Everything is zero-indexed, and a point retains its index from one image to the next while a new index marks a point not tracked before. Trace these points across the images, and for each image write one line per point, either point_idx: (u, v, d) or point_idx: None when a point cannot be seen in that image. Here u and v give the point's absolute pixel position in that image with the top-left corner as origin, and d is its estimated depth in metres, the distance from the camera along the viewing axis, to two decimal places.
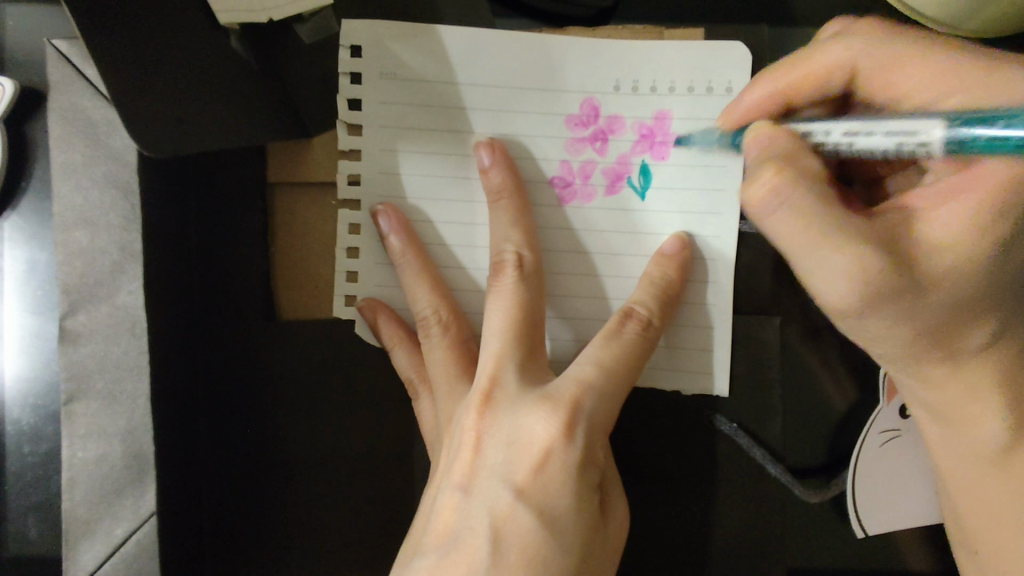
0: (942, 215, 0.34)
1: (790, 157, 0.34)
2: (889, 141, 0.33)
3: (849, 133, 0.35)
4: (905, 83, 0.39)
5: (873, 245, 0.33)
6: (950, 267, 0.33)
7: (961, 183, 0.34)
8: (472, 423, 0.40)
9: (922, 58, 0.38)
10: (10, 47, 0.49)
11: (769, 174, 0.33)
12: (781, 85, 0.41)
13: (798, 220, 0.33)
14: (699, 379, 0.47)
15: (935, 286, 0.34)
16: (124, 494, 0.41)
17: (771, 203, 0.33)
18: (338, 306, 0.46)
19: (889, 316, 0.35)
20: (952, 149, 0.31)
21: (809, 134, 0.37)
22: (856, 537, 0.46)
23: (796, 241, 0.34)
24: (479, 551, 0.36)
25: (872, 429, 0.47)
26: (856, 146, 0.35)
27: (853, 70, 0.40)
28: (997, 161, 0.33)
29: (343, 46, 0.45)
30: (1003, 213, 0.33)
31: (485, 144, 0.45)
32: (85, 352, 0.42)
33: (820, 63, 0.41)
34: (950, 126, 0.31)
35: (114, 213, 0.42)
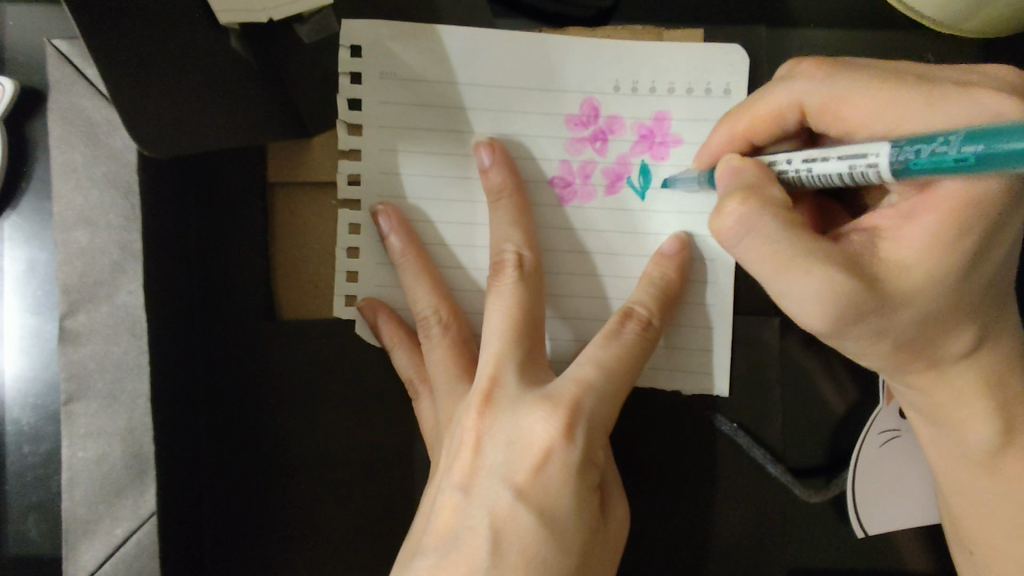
0: (906, 235, 0.33)
1: (753, 189, 0.36)
2: (841, 164, 0.33)
3: (807, 158, 0.35)
4: (850, 118, 0.36)
5: (837, 270, 0.33)
6: (917, 283, 0.33)
7: (922, 203, 0.33)
8: (473, 422, 0.40)
9: (860, 92, 0.35)
10: (10, 47, 0.49)
11: (734, 204, 0.35)
12: (736, 131, 0.41)
13: (763, 251, 0.34)
14: (699, 378, 0.47)
15: (905, 303, 0.33)
16: (123, 494, 0.42)
17: (738, 231, 0.35)
18: (338, 306, 0.46)
19: (862, 334, 0.35)
20: (900, 168, 0.30)
21: (773, 163, 0.37)
22: (856, 536, 0.46)
23: (764, 265, 0.35)
24: (480, 552, 0.36)
25: (872, 429, 0.47)
26: (813, 169, 0.35)
27: (803, 108, 0.38)
28: (955, 181, 0.32)
29: (343, 46, 0.45)
30: (967, 231, 0.32)
31: (485, 144, 0.45)
32: (85, 352, 0.42)
33: (768, 106, 0.39)
34: (895, 148, 0.30)
35: (114, 213, 0.42)
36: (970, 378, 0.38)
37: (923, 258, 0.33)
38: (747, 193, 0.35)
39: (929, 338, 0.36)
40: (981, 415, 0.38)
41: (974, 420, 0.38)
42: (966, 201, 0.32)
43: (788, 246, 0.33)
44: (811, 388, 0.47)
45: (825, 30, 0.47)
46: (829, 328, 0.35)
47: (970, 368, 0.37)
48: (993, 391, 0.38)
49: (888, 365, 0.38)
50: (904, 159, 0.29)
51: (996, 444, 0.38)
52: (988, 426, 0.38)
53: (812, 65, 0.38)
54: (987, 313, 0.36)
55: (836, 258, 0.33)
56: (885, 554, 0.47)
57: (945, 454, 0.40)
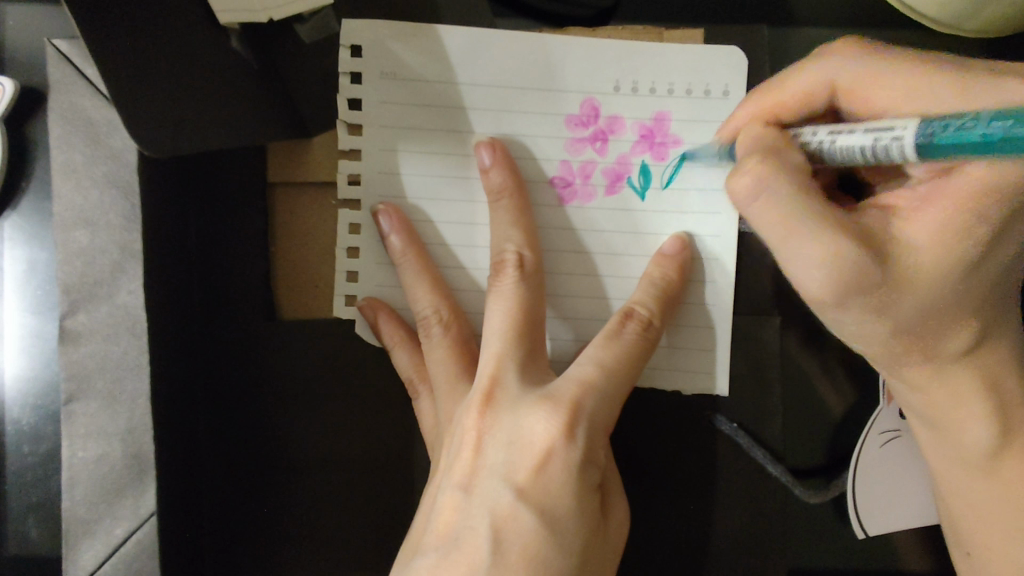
0: (922, 217, 0.33)
1: (772, 150, 0.34)
2: (867, 137, 0.32)
3: (833, 131, 0.34)
4: (881, 102, 0.36)
5: (851, 241, 0.32)
6: (927, 266, 0.33)
7: (942, 186, 0.33)
8: (473, 422, 0.40)
9: (898, 74, 0.35)
10: (10, 47, 0.49)
11: (750, 164, 0.33)
12: (761, 106, 0.40)
13: (776, 212, 0.33)
14: (700, 379, 0.47)
15: (912, 286, 0.33)
16: (124, 494, 0.41)
17: (753, 191, 0.33)
18: (338, 306, 0.46)
19: (864, 312, 0.34)
20: (926, 145, 0.29)
21: (799, 135, 0.36)
22: (856, 537, 0.46)
23: (775, 231, 0.33)
24: (480, 551, 0.36)
25: (871, 431, 0.46)
26: (837, 142, 0.34)
27: (833, 91, 0.38)
28: (978, 165, 0.32)
29: (343, 46, 0.45)
30: (984, 217, 0.32)
31: (485, 143, 0.45)
32: (85, 351, 0.42)
33: (796, 85, 0.38)
34: (925, 123, 0.29)
35: (114, 213, 0.42)
36: (971, 378, 0.37)
37: (936, 243, 0.33)
38: (767, 154, 0.34)
39: (930, 328, 0.36)
40: (982, 415, 0.38)
41: (975, 420, 0.38)
42: (987, 184, 0.32)
43: (805, 207, 0.32)
44: (811, 389, 0.47)
45: (826, 30, 0.47)
46: (830, 302, 0.34)
47: (971, 368, 0.37)
48: (995, 391, 0.38)
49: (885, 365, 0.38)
50: (931, 134, 0.29)
51: (996, 445, 0.38)
52: (989, 426, 0.38)
53: (848, 46, 0.38)
54: (988, 313, 0.36)
55: (853, 233, 0.32)
56: (885, 554, 0.47)
57: (944, 454, 0.40)
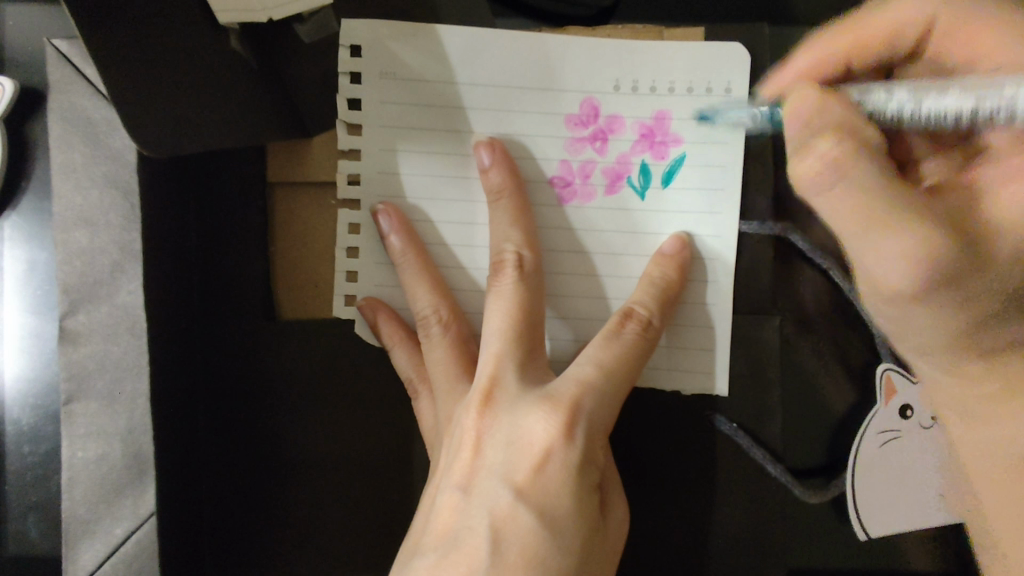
0: (1011, 190, 0.32)
1: (849, 124, 0.32)
2: (961, 99, 0.31)
3: (891, 98, 0.30)
4: (876, 52, 0.38)
5: (944, 233, 0.30)
6: (1015, 248, 0.31)
7: None
8: (472, 422, 0.40)
9: (887, 27, 0.38)
10: (10, 47, 0.49)
11: (825, 141, 0.31)
12: (814, 55, 0.39)
13: (850, 205, 0.31)
14: (699, 379, 0.47)
15: (994, 272, 0.31)
16: (124, 494, 0.42)
17: (828, 178, 0.31)
18: (338, 306, 0.46)
19: (953, 307, 0.33)
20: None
21: (866, 96, 0.34)
22: (857, 537, 0.46)
23: (850, 223, 0.32)
24: (480, 551, 0.36)
25: (869, 431, 0.46)
26: (925, 103, 0.33)
27: (841, 52, 0.39)
28: None
29: (343, 46, 0.45)
30: None
31: (485, 143, 0.45)
32: (85, 351, 0.42)
33: (869, 23, 0.39)
34: None
35: (113, 213, 0.42)
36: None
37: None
38: (843, 129, 0.31)
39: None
40: None
41: None
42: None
43: (890, 201, 0.31)
44: (812, 388, 0.47)
45: None
46: (917, 298, 0.32)
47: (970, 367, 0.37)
48: None
49: (912, 351, 0.38)
50: None
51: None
52: None
53: (862, 15, 0.40)
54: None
55: (945, 222, 0.31)
56: (885, 554, 0.47)
57: (946, 454, 0.41)
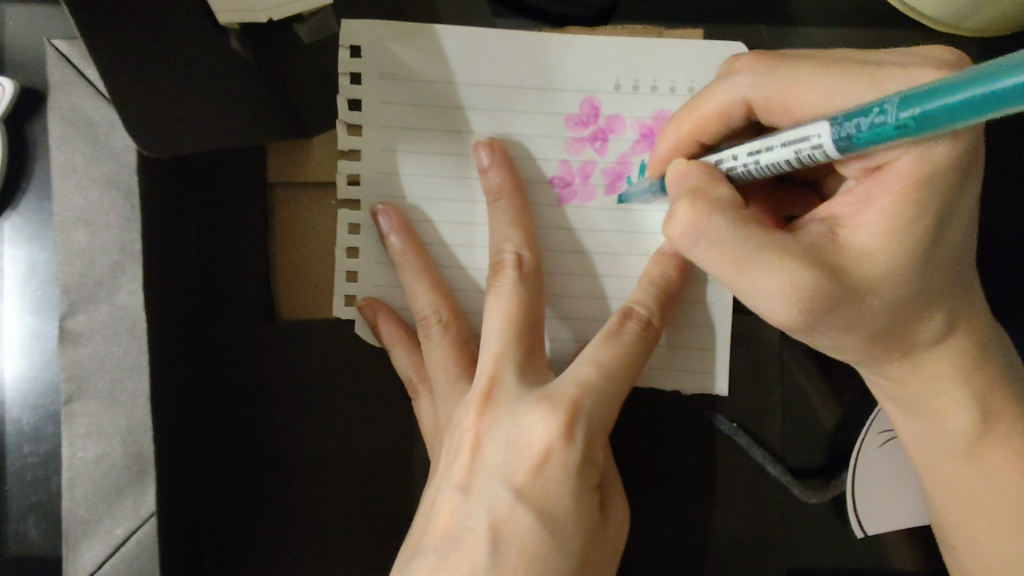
0: (865, 221, 0.32)
1: (697, 191, 0.34)
2: (787, 150, 0.32)
3: (751, 151, 0.34)
4: (810, 105, 0.35)
5: (805, 265, 0.31)
6: (881, 273, 0.32)
7: (874, 185, 0.32)
8: (472, 422, 0.40)
9: (817, 74, 0.34)
10: (10, 47, 0.49)
11: (681, 213, 0.34)
12: (683, 130, 0.41)
13: (724, 256, 0.33)
14: (700, 378, 0.47)
15: (871, 294, 0.32)
16: (123, 495, 0.41)
17: (693, 237, 0.34)
18: (338, 306, 0.46)
19: (838, 327, 0.34)
20: (843, 144, 0.29)
21: (720, 162, 0.37)
22: (855, 536, 0.46)
23: (730, 266, 0.33)
24: (480, 552, 0.36)
25: (871, 429, 0.46)
26: (761, 160, 0.34)
27: (749, 104, 0.38)
28: (905, 157, 0.30)
29: (343, 46, 0.45)
30: (921, 208, 0.31)
31: (485, 143, 0.45)
32: (85, 351, 0.42)
33: (713, 105, 0.40)
34: (833, 126, 0.29)
35: (113, 213, 0.42)
36: (950, 363, 0.36)
37: (884, 244, 0.32)
38: (695, 194, 0.34)
39: (903, 327, 0.35)
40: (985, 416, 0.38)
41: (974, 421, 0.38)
42: (919, 173, 0.30)
43: (747, 240, 0.32)
44: (812, 388, 0.47)
45: (826, 30, 0.47)
46: (804, 325, 0.33)
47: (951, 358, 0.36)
48: (998, 392, 0.37)
49: (863, 360, 0.37)
50: (843, 137, 0.29)
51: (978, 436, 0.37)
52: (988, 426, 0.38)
53: (754, 60, 0.38)
54: (953, 294, 0.35)
55: (799, 253, 0.32)
56: (885, 554, 0.47)
57: None
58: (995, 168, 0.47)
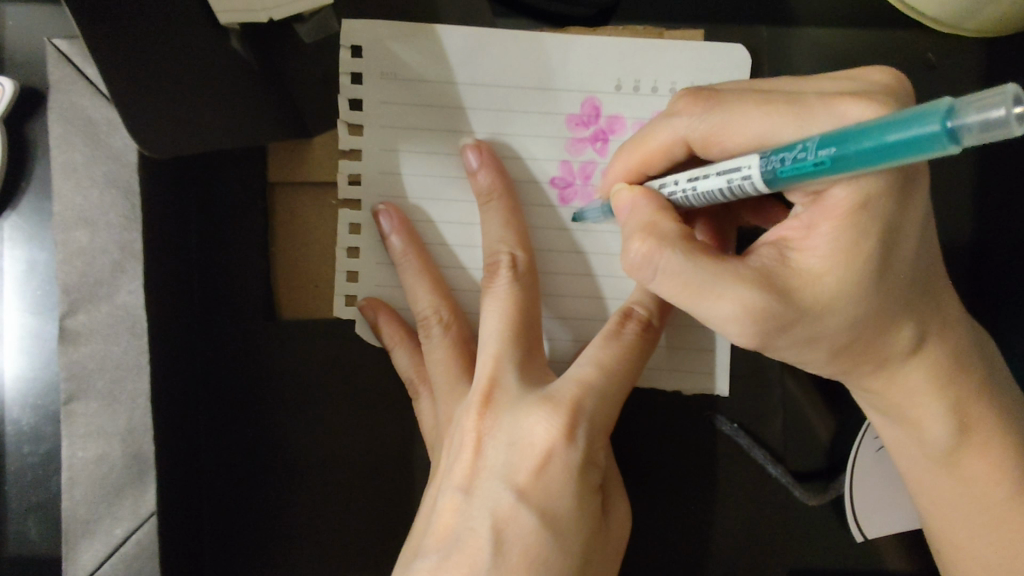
0: (814, 245, 0.31)
1: (648, 224, 0.33)
2: (720, 179, 0.31)
3: (691, 178, 0.33)
4: (745, 142, 0.33)
5: (755, 291, 0.31)
6: (833, 294, 0.31)
7: (817, 212, 0.31)
8: (473, 423, 0.40)
9: (753, 110, 0.32)
10: (10, 46, 0.49)
11: (636, 244, 0.33)
12: (627, 167, 0.40)
13: (676, 284, 0.32)
14: (699, 379, 0.46)
15: (822, 316, 0.32)
16: (123, 494, 0.41)
17: (648, 268, 0.33)
18: (338, 306, 0.46)
19: (797, 343, 0.33)
20: (769, 177, 0.28)
21: (664, 188, 0.36)
22: (856, 541, 0.46)
23: (685, 293, 0.32)
24: (481, 552, 0.36)
25: (866, 437, 0.46)
26: (698, 188, 0.33)
27: (689, 143, 0.36)
28: (841, 189, 0.30)
29: (343, 46, 0.45)
30: (868, 233, 0.30)
31: (473, 145, 0.45)
32: (85, 351, 0.42)
33: (656, 141, 0.38)
34: (764, 158, 0.28)
35: (113, 212, 0.42)
36: (932, 372, 0.36)
37: (833, 266, 0.31)
38: (648, 227, 0.33)
39: (867, 341, 0.34)
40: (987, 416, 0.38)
41: None
42: (860, 202, 0.30)
43: (700, 268, 0.31)
44: (812, 387, 0.47)
45: (826, 30, 0.47)
46: (758, 344, 0.32)
47: (929, 365, 0.35)
48: (1002, 392, 0.37)
49: (837, 374, 0.36)
50: (772, 169, 0.28)
51: (964, 440, 0.37)
52: None
53: (690, 98, 0.36)
54: (935, 301, 0.34)
55: (749, 278, 0.31)
56: (887, 554, 0.47)
57: None
58: (994, 169, 0.47)
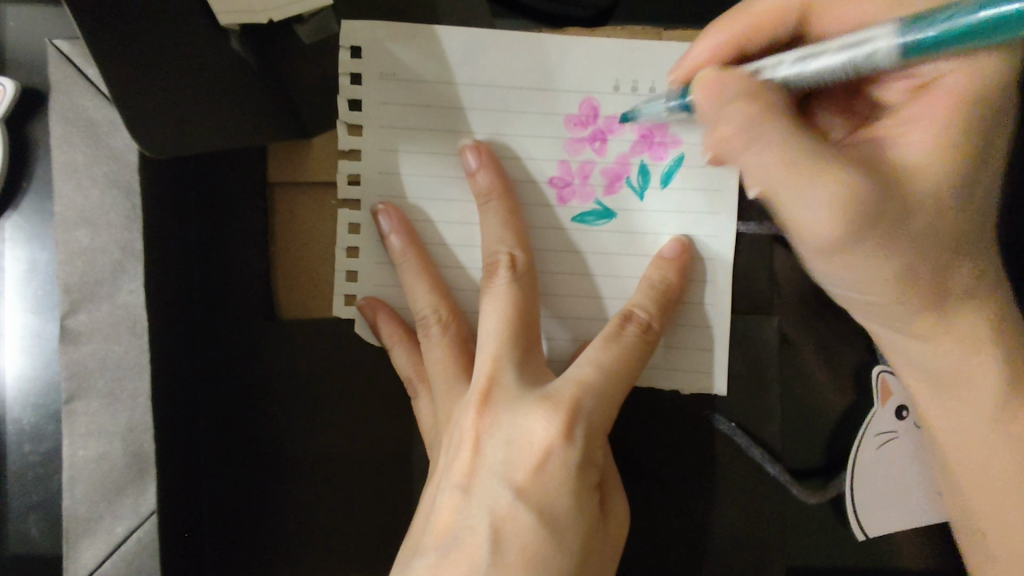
0: (911, 136, 0.36)
1: (748, 90, 0.34)
2: (841, 53, 0.33)
3: (801, 56, 0.35)
4: (852, 16, 0.40)
5: (853, 182, 0.33)
6: (931, 188, 0.35)
7: (926, 104, 0.36)
8: (472, 422, 0.40)
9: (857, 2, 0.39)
10: (10, 47, 0.49)
11: (736, 107, 0.34)
12: (722, 43, 0.41)
13: (776, 159, 0.34)
14: (699, 378, 0.47)
15: (914, 212, 0.34)
16: (124, 493, 0.42)
17: (746, 137, 0.34)
18: (338, 306, 0.47)
19: (872, 251, 0.35)
20: (899, 50, 0.31)
21: (761, 69, 0.37)
22: (857, 539, 0.47)
23: (777, 179, 0.34)
24: (480, 550, 0.36)
25: (867, 433, 0.47)
26: (810, 64, 0.35)
27: (805, 3, 0.40)
28: (956, 74, 0.35)
29: (343, 47, 0.45)
30: (969, 123, 0.35)
31: (472, 146, 0.45)
32: (86, 350, 0.43)
33: (763, 10, 0.40)
34: (902, 29, 0.30)
35: (114, 212, 0.42)
36: None
37: (930, 157, 0.35)
38: (755, 95, 0.34)
39: None
40: None
41: None
42: (967, 89, 0.35)
43: (804, 152, 0.33)
44: (811, 387, 0.48)
45: None
46: (846, 237, 0.34)
47: None
48: None
49: None
50: (910, 40, 0.30)
51: None
52: None
53: None
54: None
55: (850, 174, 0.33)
56: (884, 553, 0.47)
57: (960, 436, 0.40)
58: None
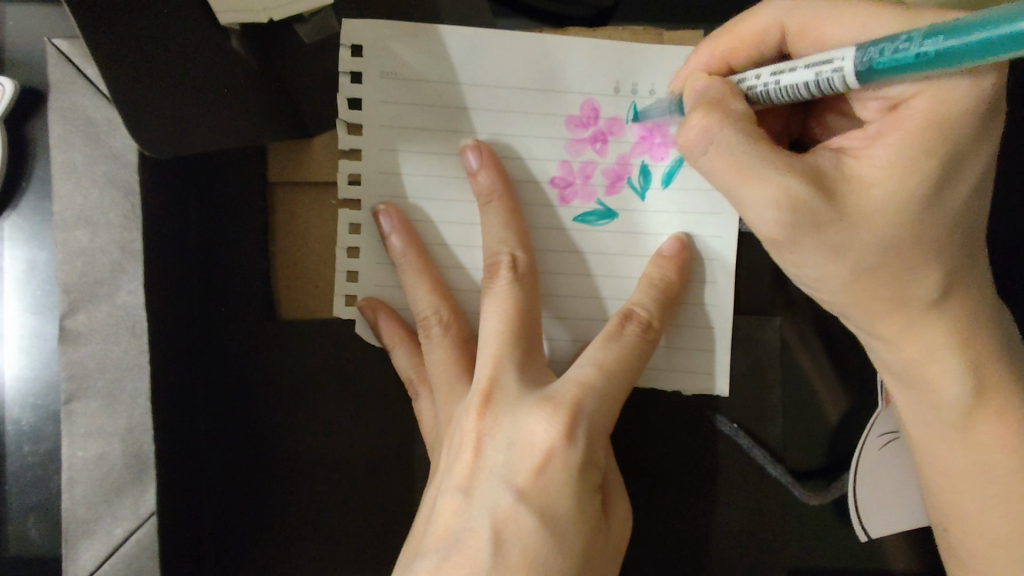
0: (873, 153, 0.34)
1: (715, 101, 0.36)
2: (808, 72, 0.33)
3: (775, 71, 0.35)
4: None
5: (796, 184, 0.33)
6: (881, 204, 0.34)
7: (890, 123, 0.34)
8: (473, 423, 0.40)
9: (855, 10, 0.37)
10: (10, 47, 0.49)
11: (698, 115, 0.35)
12: (715, 51, 0.41)
13: (727, 160, 0.34)
14: (700, 379, 0.46)
15: (868, 224, 0.34)
16: (124, 494, 0.42)
17: (703, 141, 0.35)
18: (338, 306, 0.46)
19: (818, 251, 0.35)
20: (864, 69, 0.31)
21: (742, 80, 0.38)
22: (859, 539, 0.46)
23: (726, 178, 0.35)
24: (481, 552, 0.36)
25: (871, 433, 0.46)
26: (782, 80, 0.35)
27: (786, 29, 0.39)
28: (923, 98, 0.33)
29: (343, 46, 0.45)
30: (937, 146, 0.33)
31: (473, 147, 0.45)
32: (85, 351, 0.42)
33: (747, 29, 0.40)
34: (860, 51, 0.31)
35: (113, 213, 0.42)
36: None
37: (889, 175, 0.33)
38: (710, 105, 0.35)
39: None
40: (992, 415, 0.37)
41: (982, 415, 0.38)
42: (936, 112, 0.32)
43: (752, 152, 0.34)
44: (812, 388, 0.48)
45: None
46: (786, 236, 0.35)
47: None
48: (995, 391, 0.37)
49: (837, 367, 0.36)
50: (869, 60, 0.30)
51: None
52: (999, 422, 0.37)
53: None
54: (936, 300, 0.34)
55: (801, 176, 0.33)
56: (888, 554, 0.47)
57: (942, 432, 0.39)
58: None
